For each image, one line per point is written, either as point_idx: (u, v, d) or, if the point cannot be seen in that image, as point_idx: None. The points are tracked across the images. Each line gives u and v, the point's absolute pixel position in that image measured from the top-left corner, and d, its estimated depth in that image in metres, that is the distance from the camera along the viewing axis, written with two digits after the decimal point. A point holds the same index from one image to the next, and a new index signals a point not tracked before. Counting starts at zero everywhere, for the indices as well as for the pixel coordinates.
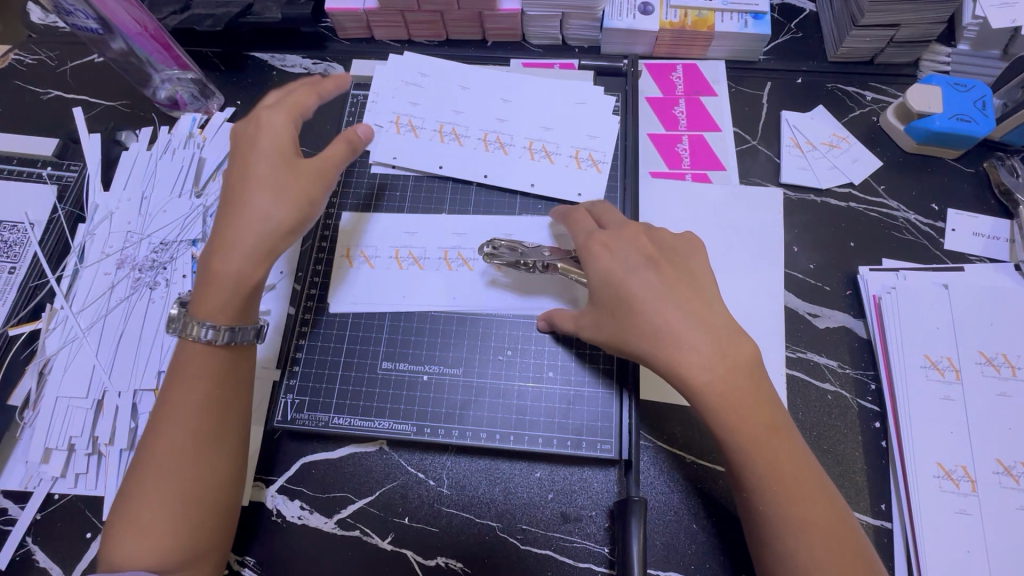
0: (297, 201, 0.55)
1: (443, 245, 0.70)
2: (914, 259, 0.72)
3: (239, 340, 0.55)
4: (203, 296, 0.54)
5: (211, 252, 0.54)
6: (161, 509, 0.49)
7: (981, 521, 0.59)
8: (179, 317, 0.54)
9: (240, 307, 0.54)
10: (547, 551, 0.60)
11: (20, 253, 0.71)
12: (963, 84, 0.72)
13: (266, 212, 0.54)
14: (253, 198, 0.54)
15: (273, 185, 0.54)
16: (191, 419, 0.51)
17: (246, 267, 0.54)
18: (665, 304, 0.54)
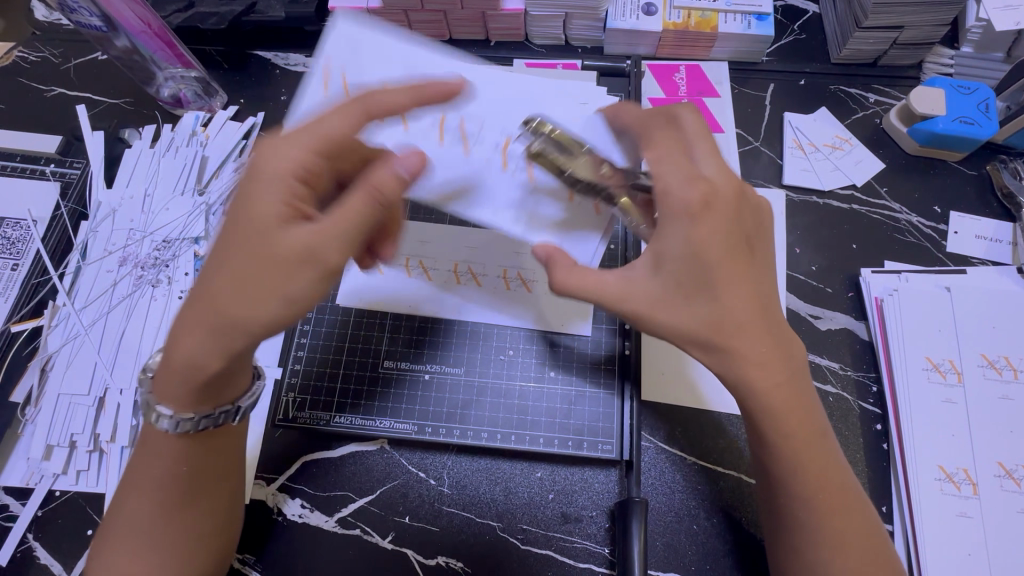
0: (262, 303, 0.43)
1: (454, 257, 0.69)
2: (916, 261, 0.72)
3: (203, 425, 0.49)
4: (162, 380, 0.47)
5: (176, 333, 0.45)
6: (132, 550, 0.49)
7: (983, 524, 0.59)
8: (146, 389, 0.49)
9: (199, 399, 0.48)
10: (547, 551, 0.60)
11: (23, 249, 0.71)
12: (966, 87, 0.72)
13: (227, 315, 0.43)
14: (221, 279, 0.43)
15: (239, 279, 0.43)
16: (169, 480, 0.50)
17: (203, 365, 0.45)
18: (738, 283, 0.47)
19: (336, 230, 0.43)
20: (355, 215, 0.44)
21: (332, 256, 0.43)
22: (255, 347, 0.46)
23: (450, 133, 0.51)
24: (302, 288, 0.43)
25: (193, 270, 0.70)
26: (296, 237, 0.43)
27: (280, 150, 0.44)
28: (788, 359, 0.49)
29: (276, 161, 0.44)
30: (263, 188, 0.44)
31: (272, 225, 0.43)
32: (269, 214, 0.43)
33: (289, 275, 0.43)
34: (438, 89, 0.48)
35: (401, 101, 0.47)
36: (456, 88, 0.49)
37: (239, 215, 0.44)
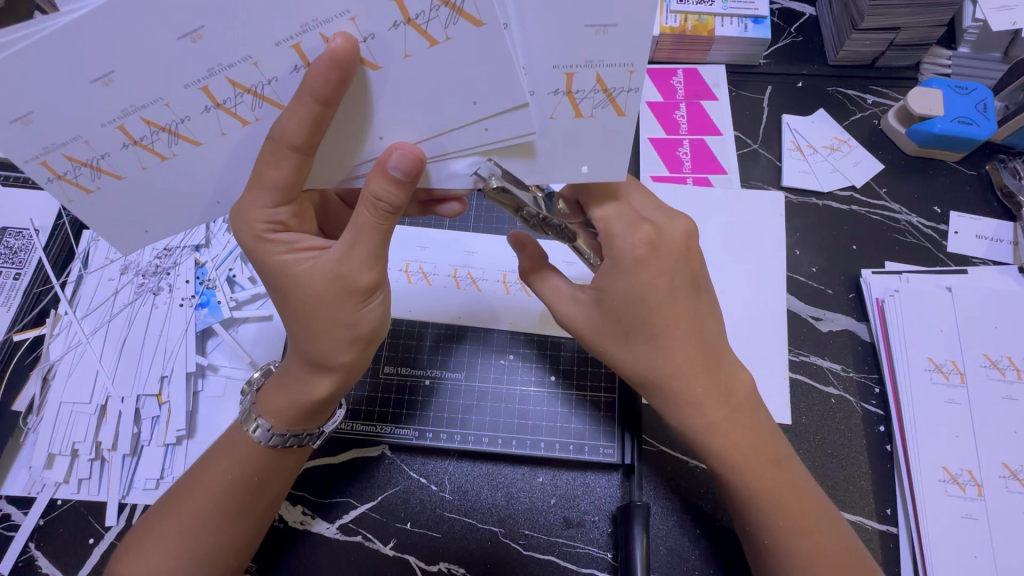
0: (329, 331, 0.48)
1: (454, 262, 0.71)
2: (916, 261, 0.72)
3: (292, 443, 0.53)
4: (267, 395, 0.53)
5: (295, 364, 0.52)
6: (174, 545, 0.50)
7: (989, 525, 0.58)
8: (247, 405, 0.54)
9: (299, 419, 0.52)
10: (550, 556, 0.60)
11: (26, 259, 0.71)
12: (963, 87, 0.72)
13: (321, 356, 0.50)
14: (298, 330, 0.49)
15: (306, 327, 0.49)
16: (220, 492, 0.52)
17: (313, 396, 0.51)
18: (682, 339, 0.53)
19: (358, 251, 0.46)
20: (372, 231, 0.46)
21: (361, 273, 0.47)
22: (352, 371, 0.52)
23: (224, 111, 0.42)
24: (353, 304, 0.48)
25: (193, 277, 0.71)
26: (322, 269, 0.47)
27: (264, 207, 0.47)
28: (727, 400, 0.54)
29: (262, 216, 0.47)
30: (274, 242, 0.48)
31: (300, 267, 0.48)
32: (292, 261, 0.48)
33: (332, 301, 0.47)
34: (322, 78, 0.39)
35: (312, 112, 0.41)
36: (349, 55, 0.39)
37: (272, 270, 0.49)
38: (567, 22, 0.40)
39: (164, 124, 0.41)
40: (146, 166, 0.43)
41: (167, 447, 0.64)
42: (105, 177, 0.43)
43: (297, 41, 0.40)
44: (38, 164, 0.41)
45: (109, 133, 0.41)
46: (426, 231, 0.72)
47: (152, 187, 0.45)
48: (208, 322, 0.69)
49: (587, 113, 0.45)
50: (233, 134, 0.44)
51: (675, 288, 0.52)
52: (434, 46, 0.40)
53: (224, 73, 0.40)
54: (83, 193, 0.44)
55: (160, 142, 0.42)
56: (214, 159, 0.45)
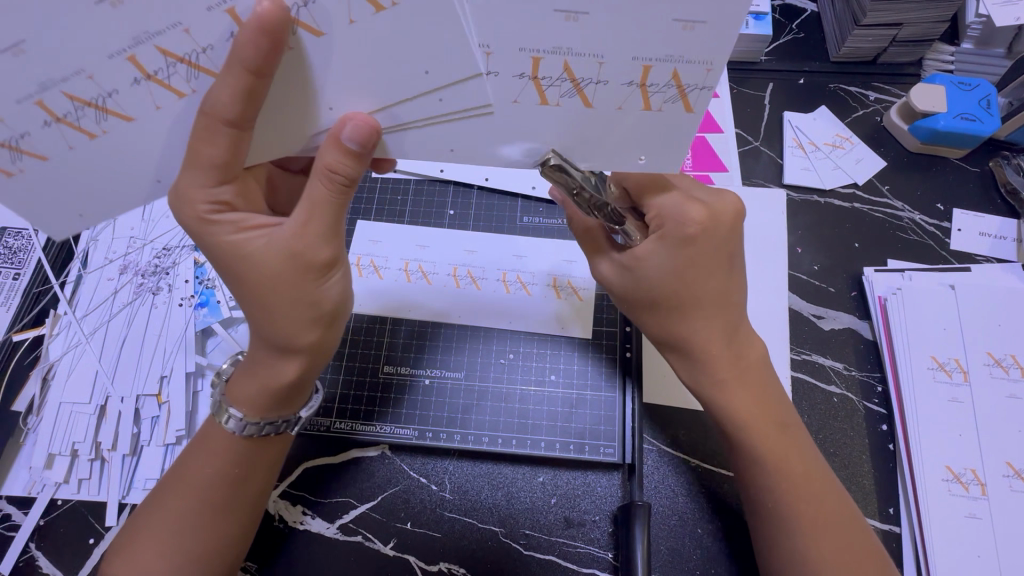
0: (289, 309, 0.48)
1: (453, 261, 0.71)
2: (919, 259, 0.71)
3: (268, 430, 0.53)
4: (238, 384, 0.52)
5: (257, 346, 0.51)
6: (166, 544, 0.50)
7: (993, 524, 0.58)
8: (216, 396, 0.53)
9: (272, 404, 0.52)
10: (550, 556, 0.60)
11: (25, 259, 0.71)
12: (967, 84, 0.72)
13: (284, 336, 0.49)
14: (260, 313, 0.49)
15: (265, 309, 0.48)
16: (208, 490, 0.51)
17: (282, 379, 0.51)
18: (703, 304, 0.54)
19: (313, 226, 0.47)
20: (328, 204, 0.46)
21: (317, 249, 0.47)
22: (320, 351, 0.52)
23: (155, 82, 0.42)
24: (311, 281, 0.48)
25: (193, 277, 0.71)
26: (273, 246, 0.47)
27: (205, 186, 0.46)
28: (748, 379, 0.55)
29: (205, 196, 0.46)
30: (219, 223, 0.47)
31: (250, 246, 0.48)
32: (242, 240, 0.48)
33: (289, 279, 0.47)
34: (252, 45, 0.39)
35: (243, 82, 0.40)
36: (278, 20, 0.39)
37: (223, 253, 0.48)
38: (658, 11, 0.39)
39: (88, 99, 0.41)
40: (72, 145, 0.44)
41: (167, 447, 0.64)
42: (27, 157, 0.43)
43: (231, 6, 0.39)
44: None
45: (28, 111, 0.41)
46: (426, 230, 0.72)
47: (77, 167, 0.45)
48: (208, 321, 0.68)
49: (553, 101, 0.44)
50: (167, 108, 0.44)
51: (704, 260, 0.52)
52: (381, 12, 0.40)
53: (152, 42, 0.39)
54: (5, 175, 0.44)
55: (86, 119, 0.42)
56: (142, 140, 0.45)
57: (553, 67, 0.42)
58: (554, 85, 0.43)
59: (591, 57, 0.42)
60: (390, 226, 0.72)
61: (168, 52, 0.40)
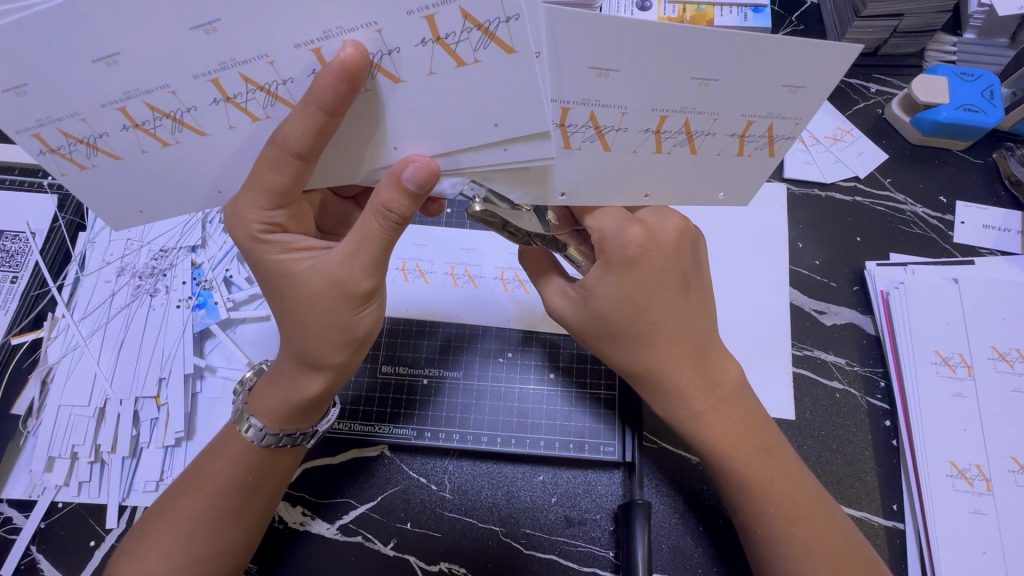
0: (323, 331, 0.48)
1: (450, 259, 0.70)
2: (922, 252, 0.70)
3: (283, 443, 0.53)
4: (261, 394, 0.52)
5: (285, 359, 0.51)
6: (172, 547, 0.50)
7: (998, 519, 0.57)
8: (238, 406, 0.53)
9: (294, 417, 0.52)
10: (551, 556, 0.59)
11: (22, 262, 0.70)
12: (970, 74, 0.71)
13: (313, 354, 0.49)
14: (290, 328, 0.49)
15: (299, 327, 0.49)
16: (216, 496, 0.51)
17: (306, 395, 0.51)
18: (668, 324, 0.53)
19: (360, 258, 0.46)
20: (376, 239, 0.45)
21: (359, 280, 0.47)
22: (345, 369, 0.52)
23: (233, 105, 0.41)
24: (349, 309, 0.48)
25: (190, 278, 0.70)
26: (319, 273, 0.47)
27: (262, 209, 0.46)
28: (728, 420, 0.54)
29: (259, 217, 0.46)
30: (270, 242, 0.48)
31: (298, 268, 0.48)
32: (290, 261, 0.48)
33: (329, 305, 0.47)
34: (330, 89, 0.38)
35: (315, 122, 0.39)
36: (359, 65, 0.37)
37: (268, 269, 0.49)
38: (769, 78, 0.41)
39: (168, 110, 0.40)
40: (146, 149, 0.42)
41: (166, 449, 0.64)
42: (100, 155, 0.42)
43: (318, 46, 0.38)
44: (30, 136, 0.40)
45: (109, 114, 0.40)
46: (422, 228, 0.72)
47: (149, 168, 0.44)
48: (206, 323, 0.68)
49: (576, 147, 0.45)
50: (241, 128, 0.42)
51: (664, 287, 0.52)
52: (461, 67, 0.39)
53: (238, 68, 0.38)
54: (75, 167, 0.43)
55: (162, 128, 0.41)
56: (215, 153, 0.44)
57: (675, 123, 0.43)
58: (672, 137, 0.45)
59: (708, 114, 0.43)
60: None
61: (252, 79, 0.39)
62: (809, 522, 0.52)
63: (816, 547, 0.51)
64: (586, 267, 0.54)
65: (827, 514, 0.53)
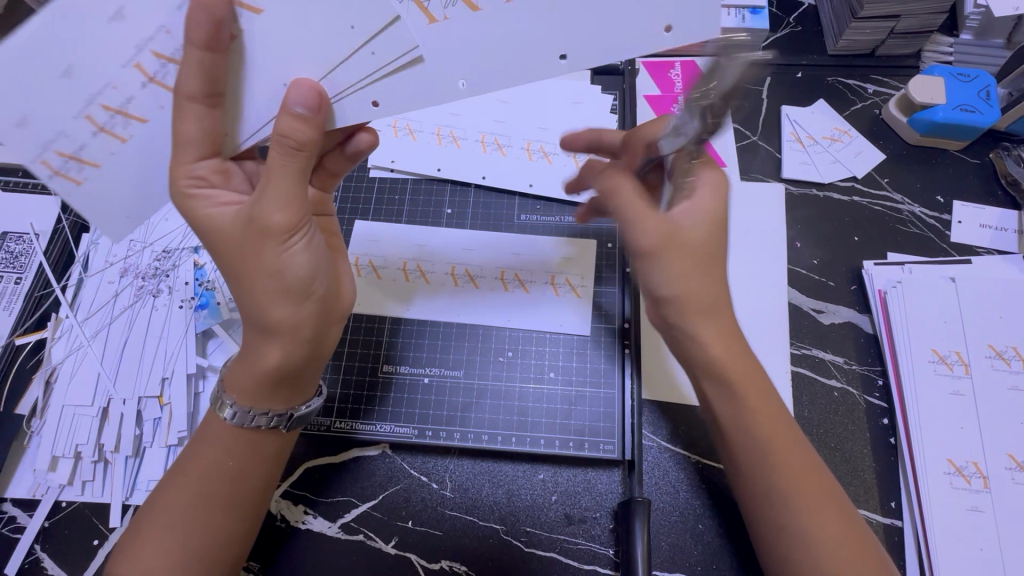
0: (258, 271, 0.48)
1: (451, 259, 0.71)
2: (920, 251, 0.71)
3: (254, 420, 0.53)
4: (233, 373, 0.53)
5: (253, 332, 0.51)
6: (167, 540, 0.50)
7: (995, 516, 0.58)
8: (216, 389, 0.54)
9: (263, 392, 0.52)
10: (552, 553, 0.60)
11: (27, 263, 0.71)
12: (966, 74, 0.71)
13: (262, 313, 0.49)
14: (248, 292, 0.49)
15: (241, 275, 0.49)
16: (204, 484, 0.52)
17: (268, 366, 0.50)
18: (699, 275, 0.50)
19: (273, 190, 0.47)
20: (278, 167, 0.47)
21: (271, 212, 0.47)
22: (306, 334, 0.51)
23: (156, 83, 0.48)
24: (274, 244, 0.48)
25: (192, 279, 0.71)
26: (240, 214, 0.48)
27: (188, 162, 0.49)
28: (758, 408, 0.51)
29: (187, 170, 0.49)
30: (198, 196, 0.50)
31: (218, 214, 0.49)
32: (217, 213, 0.50)
33: (253, 241, 0.48)
34: (271, 55, 0.42)
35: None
36: (286, 29, 0.42)
37: (198, 224, 0.50)
38: None
39: (115, 106, 0.49)
40: (113, 151, 0.51)
41: (169, 449, 0.64)
42: (133, 123, 0.50)
43: None
44: (38, 162, 0.50)
45: (79, 123, 0.49)
46: (423, 228, 0.72)
47: (122, 169, 0.51)
48: (208, 323, 0.69)
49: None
50: (171, 107, 0.50)
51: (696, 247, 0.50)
52: None
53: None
54: (74, 184, 0.51)
55: (117, 125, 0.50)
56: (160, 139, 0.51)
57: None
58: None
59: None
60: (388, 225, 0.72)
61: (143, 65, 0.48)
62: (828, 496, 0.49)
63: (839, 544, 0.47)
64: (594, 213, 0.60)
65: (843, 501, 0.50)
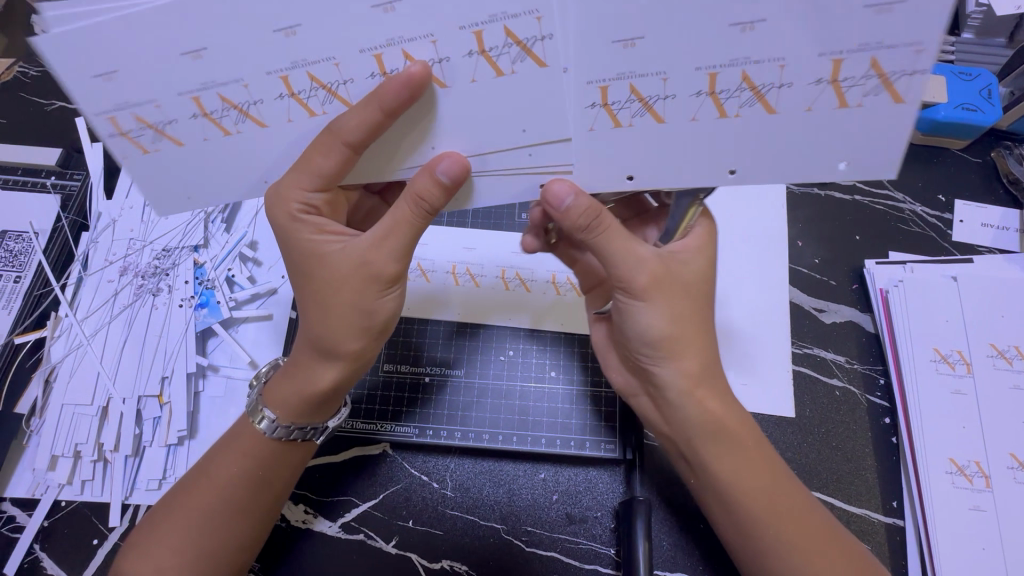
0: (346, 315, 0.49)
1: (452, 258, 0.71)
2: (921, 250, 0.71)
3: (294, 436, 0.53)
4: (276, 387, 0.53)
5: (304, 350, 0.52)
6: (181, 542, 0.50)
7: (997, 516, 0.58)
8: (253, 399, 0.54)
9: (305, 410, 0.53)
10: (553, 553, 0.60)
11: (26, 262, 0.70)
12: (968, 74, 0.71)
13: (333, 342, 0.50)
14: (311, 315, 0.50)
15: (323, 308, 0.50)
16: (222, 490, 0.52)
17: (320, 387, 0.52)
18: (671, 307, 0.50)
19: (391, 241, 0.48)
20: (407, 225, 0.47)
21: (387, 264, 0.48)
22: (359, 361, 0.53)
23: (296, 100, 0.44)
24: (375, 292, 0.49)
25: (192, 277, 0.71)
26: (350, 255, 0.48)
27: (304, 190, 0.47)
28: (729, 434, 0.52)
29: (300, 197, 0.47)
30: (304, 223, 0.49)
31: (329, 249, 0.49)
32: (321, 243, 0.49)
33: (355, 287, 0.48)
34: (394, 93, 0.41)
35: (374, 118, 0.42)
36: (424, 79, 0.41)
37: (301, 251, 0.50)
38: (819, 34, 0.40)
39: (236, 102, 0.43)
40: (208, 137, 0.45)
41: (169, 448, 0.64)
42: (165, 141, 0.45)
43: (380, 52, 0.41)
44: (105, 118, 0.44)
45: (182, 103, 0.43)
46: None
47: (209, 159, 0.47)
48: (208, 322, 0.69)
49: (626, 123, 0.44)
50: (299, 123, 0.45)
51: (685, 289, 0.51)
52: (500, 76, 0.42)
53: (306, 68, 0.42)
54: (139, 151, 0.46)
55: (227, 118, 0.44)
56: (268, 145, 0.47)
57: (731, 78, 0.42)
58: (732, 96, 0.43)
59: (774, 62, 0.41)
60: None
61: (318, 77, 0.43)
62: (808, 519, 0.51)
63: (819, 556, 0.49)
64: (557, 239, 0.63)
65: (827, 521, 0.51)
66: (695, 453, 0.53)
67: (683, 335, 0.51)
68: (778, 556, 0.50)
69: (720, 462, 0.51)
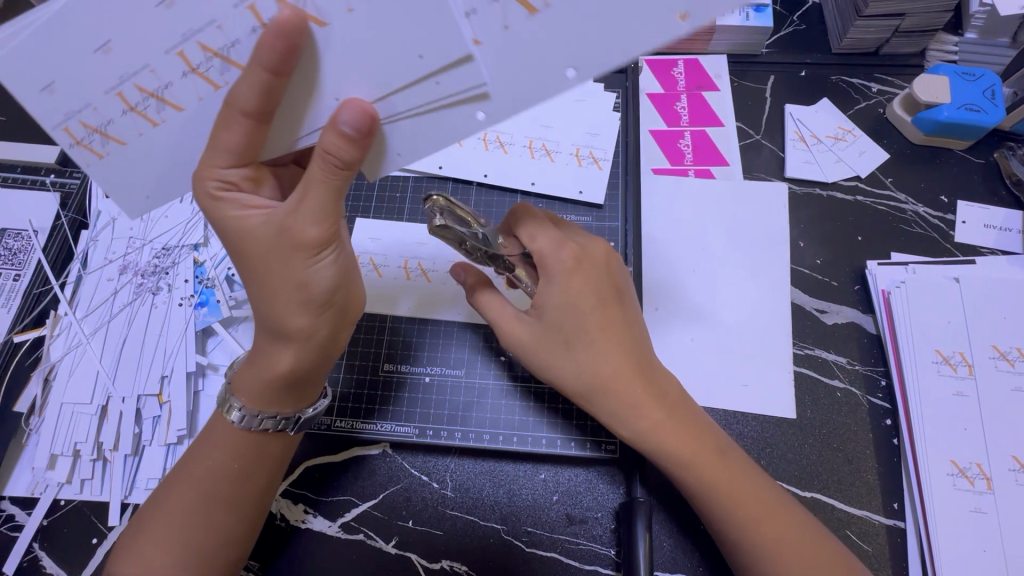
0: (289, 290, 0.48)
1: (452, 258, 0.70)
2: (924, 251, 0.70)
3: (257, 425, 0.52)
4: (241, 376, 0.53)
5: (266, 336, 0.52)
6: (169, 539, 0.50)
7: (998, 518, 0.57)
8: (223, 389, 0.54)
9: (270, 396, 0.52)
10: (552, 553, 0.60)
11: (25, 260, 0.70)
12: (971, 74, 0.71)
13: (280, 322, 0.50)
14: (263, 297, 0.49)
15: (269, 287, 0.49)
16: (206, 484, 0.51)
17: (278, 370, 0.51)
18: (602, 322, 0.55)
19: (306, 206, 0.45)
20: (322, 187, 0.44)
21: (305, 228, 0.46)
22: (312, 339, 0.51)
23: (199, 75, 0.41)
24: (302, 259, 0.47)
25: (192, 276, 0.71)
26: (270, 223, 0.47)
27: (219, 167, 0.46)
28: (664, 398, 0.55)
29: (215, 174, 0.46)
30: (228, 202, 0.47)
31: (254, 223, 0.47)
32: (246, 217, 0.48)
33: (281, 257, 0.47)
34: (269, 47, 0.38)
35: (262, 81, 0.40)
36: (290, 29, 0.38)
37: (226, 228, 0.48)
38: None
39: (151, 90, 0.41)
40: (144, 132, 0.44)
41: (169, 447, 0.64)
42: (112, 143, 0.44)
43: (252, 3, 0.38)
44: (61, 130, 0.43)
45: (111, 101, 0.42)
46: (424, 226, 0.72)
47: (156, 153, 0.45)
48: (208, 320, 0.68)
49: (542, 5, 0.37)
50: (210, 99, 0.43)
51: (599, 293, 0.55)
52: (391, 10, 0.37)
53: (195, 38, 0.39)
54: (96, 156, 0.45)
55: (151, 108, 0.42)
56: (199, 128, 0.45)
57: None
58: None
59: None
60: (389, 223, 0.72)
61: (207, 44, 0.40)
62: (784, 514, 0.52)
63: (765, 519, 0.52)
64: (529, 288, 0.59)
65: (800, 516, 0.53)
66: (663, 449, 0.54)
67: (597, 335, 0.54)
68: (750, 547, 0.52)
69: (682, 466, 0.54)
